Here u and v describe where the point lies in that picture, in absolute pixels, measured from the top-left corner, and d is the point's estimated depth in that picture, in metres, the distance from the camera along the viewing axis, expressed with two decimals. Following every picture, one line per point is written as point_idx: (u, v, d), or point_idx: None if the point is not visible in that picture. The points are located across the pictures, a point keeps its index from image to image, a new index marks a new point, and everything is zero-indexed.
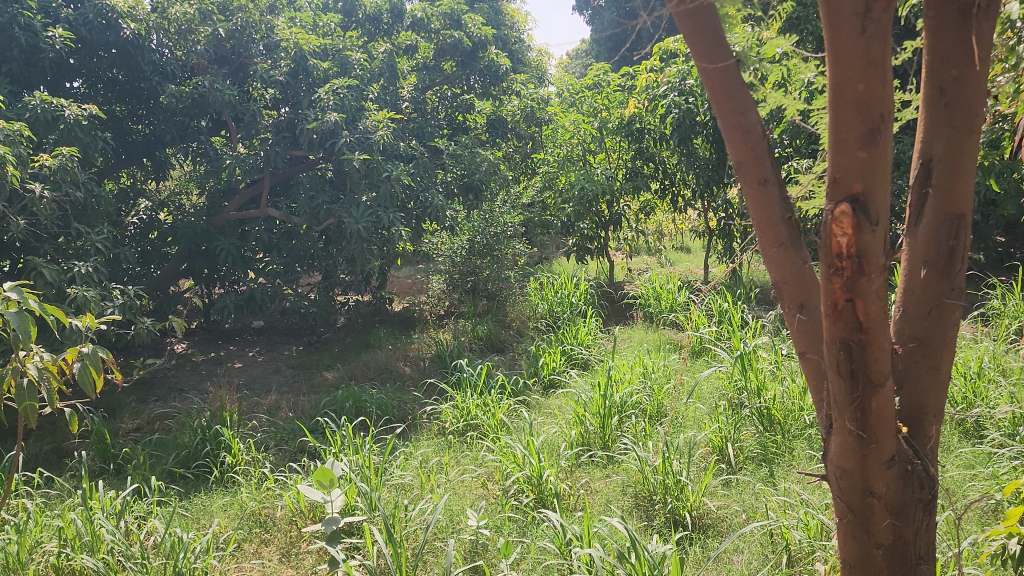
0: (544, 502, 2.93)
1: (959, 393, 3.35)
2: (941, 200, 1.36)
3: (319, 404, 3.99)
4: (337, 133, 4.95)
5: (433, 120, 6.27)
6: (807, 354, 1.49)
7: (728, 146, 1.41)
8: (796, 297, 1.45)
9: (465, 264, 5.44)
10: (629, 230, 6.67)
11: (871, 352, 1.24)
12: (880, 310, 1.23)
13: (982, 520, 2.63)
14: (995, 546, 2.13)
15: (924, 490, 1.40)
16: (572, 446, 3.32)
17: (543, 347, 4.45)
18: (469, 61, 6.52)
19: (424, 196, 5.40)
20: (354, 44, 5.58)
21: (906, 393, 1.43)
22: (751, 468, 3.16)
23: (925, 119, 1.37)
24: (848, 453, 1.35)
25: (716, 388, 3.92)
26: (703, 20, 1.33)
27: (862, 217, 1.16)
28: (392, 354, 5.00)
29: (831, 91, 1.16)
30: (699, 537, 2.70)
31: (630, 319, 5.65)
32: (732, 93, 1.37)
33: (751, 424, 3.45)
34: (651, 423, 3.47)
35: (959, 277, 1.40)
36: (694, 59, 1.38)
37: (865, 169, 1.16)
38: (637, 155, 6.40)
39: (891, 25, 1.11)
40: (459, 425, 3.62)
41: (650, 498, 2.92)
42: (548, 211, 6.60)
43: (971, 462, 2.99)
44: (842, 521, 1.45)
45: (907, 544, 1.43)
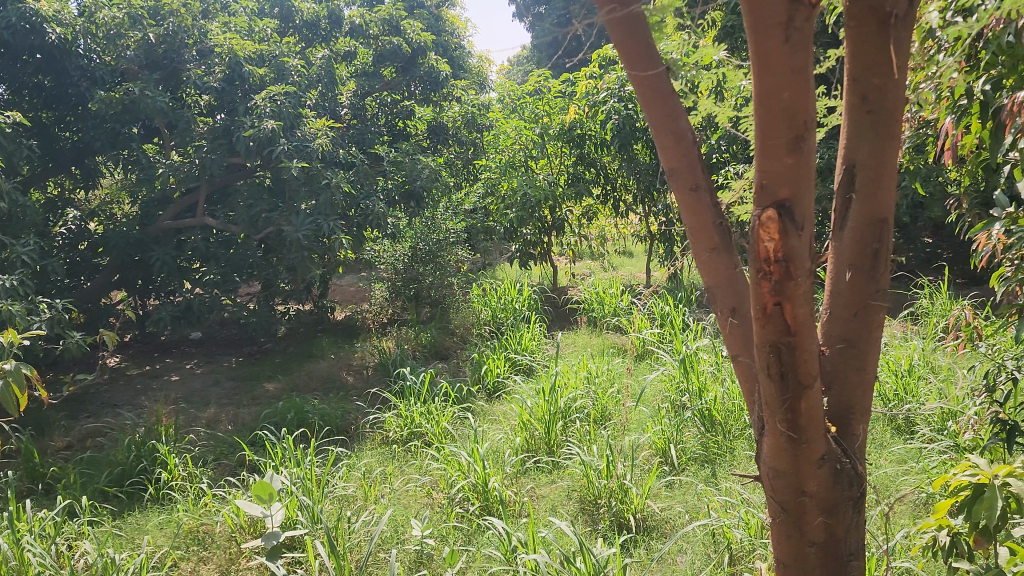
0: (489, 509, 2.93)
1: (891, 390, 3.45)
2: (865, 204, 1.39)
3: (260, 416, 3.91)
4: (275, 140, 4.87)
5: (373, 127, 6.20)
6: (739, 357, 1.51)
7: (660, 153, 1.43)
8: (728, 300, 1.47)
9: (408, 270, 5.40)
10: (572, 235, 6.73)
11: (799, 354, 1.26)
12: (807, 313, 1.25)
13: (914, 512, 2.73)
14: (927, 538, 2.20)
15: (853, 487, 1.44)
16: (517, 452, 3.32)
17: (486, 353, 4.44)
18: (409, 67, 6.55)
19: (366, 203, 5.35)
20: (290, 50, 5.48)
21: (835, 393, 1.46)
22: (693, 469, 3.20)
23: (849, 125, 1.40)
24: (780, 453, 1.37)
25: (659, 391, 3.95)
26: (634, 28, 1.34)
27: (788, 222, 1.18)
28: (335, 363, 4.94)
29: (757, 98, 1.17)
30: (643, 539, 2.74)
31: (574, 323, 5.69)
32: (662, 101, 1.38)
33: (693, 425, 3.50)
34: (595, 427, 3.49)
35: (883, 279, 1.43)
36: (624, 65, 1.38)
37: (791, 175, 1.18)
38: (578, 160, 6.48)
39: (812, 35, 1.14)
40: (403, 434, 3.60)
41: (595, 502, 2.94)
42: (491, 217, 6.60)
43: (904, 457, 3.09)
44: (776, 521, 1.47)
45: (838, 542, 1.45)
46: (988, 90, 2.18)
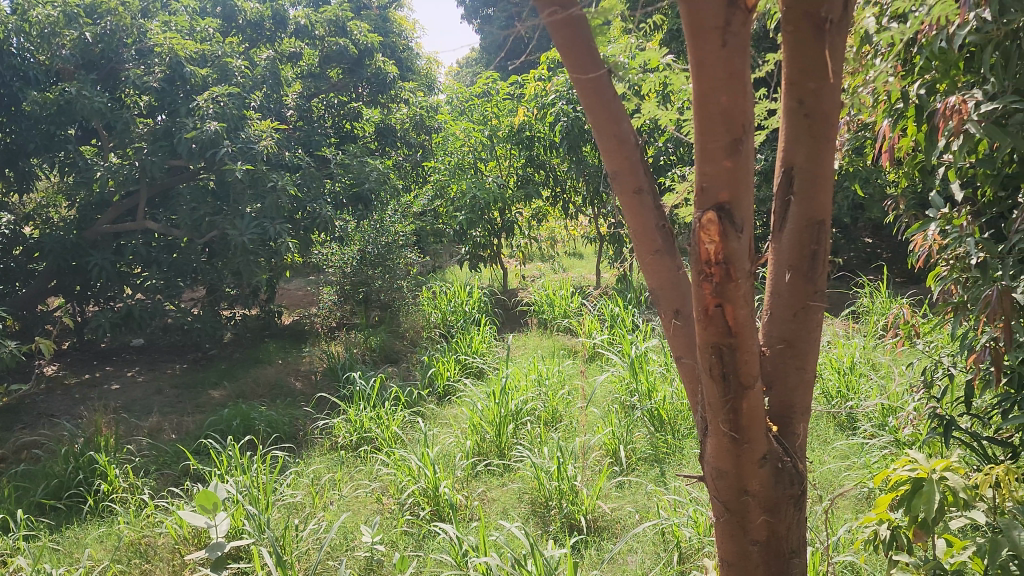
0: (439, 514, 2.92)
1: (834, 387, 3.53)
2: (803, 206, 1.42)
3: (205, 424, 3.82)
4: (218, 143, 4.77)
5: (320, 128, 6.10)
6: (682, 358, 1.52)
7: (603, 156, 1.43)
8: (671, 302, 1.48)
9: (356, 273, 5.35)
10: (522, 237, 6.75)
11: (740, 355, 1.28)
12: (747, 315, 1.27)
13: (856, 507, 2.80)
14: (869, 532, 2.26)
15: (794, 485, 1.46)
16: (468, 456, 3.30)
17: (436, 356, 4.42)
18: (356, 69, 6.47)
19: (313, 207, 5.28)
20: (234, 50, 5.37)
21: (775, 393, 1.48)
22: (643, 469, 3.23)
23: (787, 128, 1.42)
24: (723, 454, 1.38)
25: (610, 392, 3.98)
26: (576, 30, 1.34)
27: (727, 224, 1.20)
28: (282, 369, 4.87)
29: (697, 102, 1.18)
30: (594, 540, 2.75)
31: (525, 326, 5.70)
32: (605, 103, 1.39)
33: (643, 425, 3.53)
34: (546, 429, 3.50)
35: (821, 280, 1.46)
36: (566, 68, 1.38)
37: (730, 177, 1.20)
38: (528, 162, 6.52)
39: (749, 39, 1.15)
40: (352, 439, 3.55)
41: (546, 503, 2.94)
42: (440, 219, 6.57)
43: (846, 453, 3.16)
44: (719, 520, 1.48)
45: (780, 539, 1.47)
46: (924, 94, 2.28)
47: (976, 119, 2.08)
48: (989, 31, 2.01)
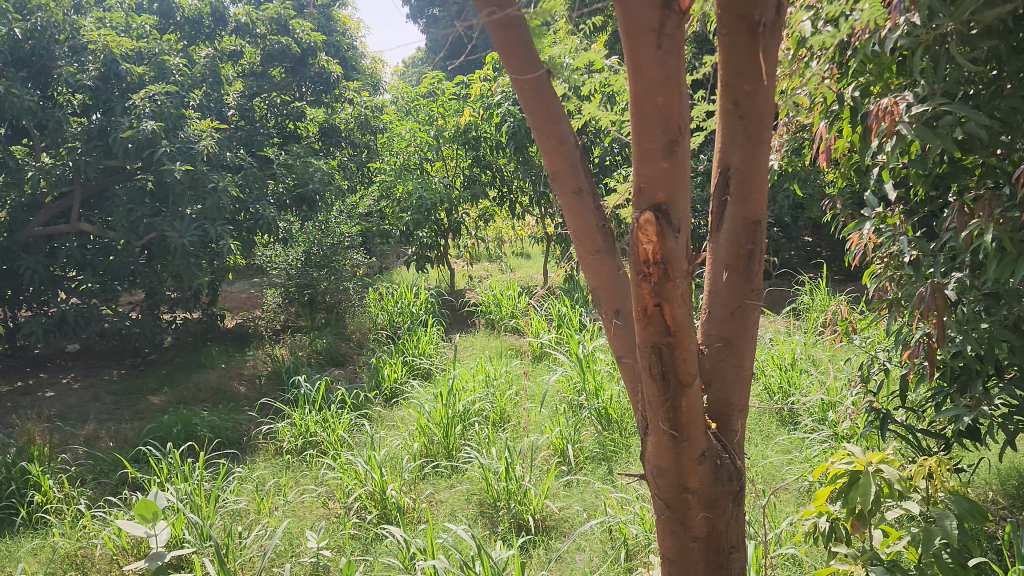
0: (387, 517, 2.90)
1: (776, 383, 3.60)
2: (739, 206, 1.44)
3: (144, 431, 3.73)
4: (156, 142, 4.67)
5: (262, 128, 5.98)
6: (623, 357, 1.52)
7: (543, 156, 1.43)
8: (611, 302, 1.48)
9: (302, 275, 5.28)
10: (469, 237, 6.76)
11: (679, 354, 1.29)
12: (686, 314, 1.28)
13: (798, 500, 2.86)
14: (809, 524, 2.31)
15: (733, 482, 1.48)
16: (415, 458, 3.28)
17: (383, 358, 4.38)
18: (299, 68, 6.37)
19: (255, 208, 5.18)
20: (171, 48, 5.23)
21: (714, 390, 1.50)
22: (590, 468, 3.25)
23: (723, 130, 1.44)
24: (663, 452, 1.40)
25: (558, 391, 4.00)
26: (515, 31, 1.34)
27: (664, 224, 1.21)
28: (225, 373, 4.78)
29: (634, 104, 1.19)
30: (543, 539, 2.76)
31: (472, 326, 5.70)
32: (544, 104, 1.39)
33: (590, 424, 3.55)
34: (494, 430, 3.49)
35: (757, 279, 1.48)
36: (505, 68, 1.39)
37: (667, 178, 1.21)
38: (474, 162, 6.52)
39: (683, 41, 1.17)
40: (297, 443, 3.50)
41: (494, 504, 2.94)
42: (387, 220, 6.53)
43: (788, 448, 3.23)
44: (660, 517, 1.50)
45: (720, 535, 1.49)
46: (858, 96, 2.34)
47: (907, 121, 2.13)
48: (919, 35, 2.06)
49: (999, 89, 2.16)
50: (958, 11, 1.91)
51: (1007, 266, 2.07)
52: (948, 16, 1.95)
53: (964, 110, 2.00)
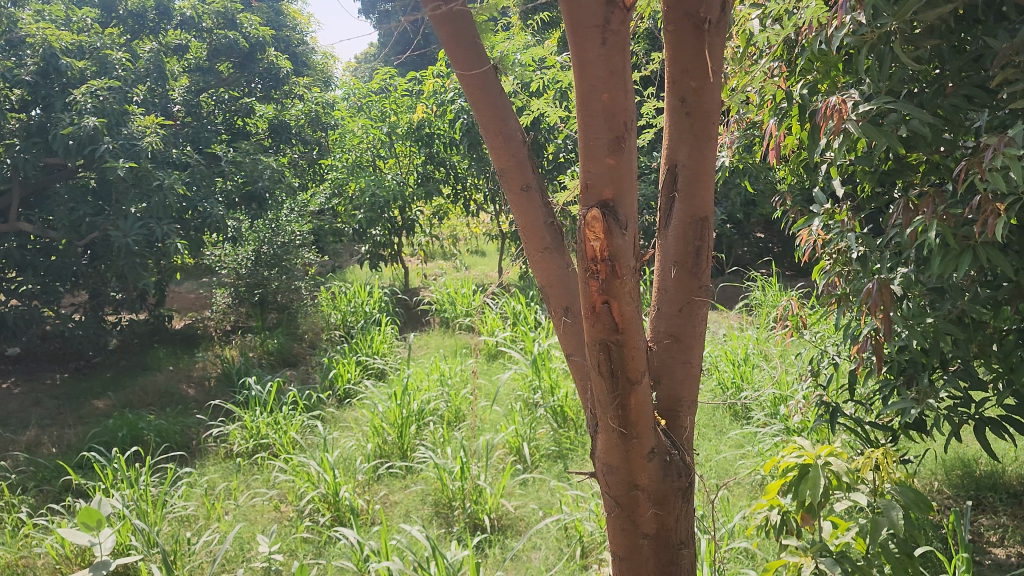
0: (340, 520, 2.86)
1: (729, 378, 3.64)
2: (687, 202, 1.44)
3: (88, 436, 3.63)
4: (97, 139, 4.54)
5: (210, 124, 5.84)
6: (572, 355, 1.51)
7: (490, 153, 1.42)
8: (560, 300, 1.46)
9: (251, 275, 5.20)
10: (423, 235, 6.83)
11: (628, 351, 1.28)
12: (634, 311, 1.27)
13: (750, 494, 2.89)
14: (761, 517, 2.33)
15: (682, 478, 1.48)
16: (369, 459, 3.24)
17: (336, 359, 4.32)
18: (247, 63, 6.25)
19: (203, 206, 5.05)
20: (114, 42, 5.10)
21: (664, 387, 1.50)
22: (546, 466, 3.25)
23: (671, 126, 1.44)
24: (613, 449, 1.39)
25: (513, 389, 3.98)
26: (461, 25, 1.32)
27: (611, 220, 1.19)
28: (173, 375, 4.68)
29: (579, 100, 1.18)
30: (498, 538, 2.74)
31: (427, 324, 5.67)
32: (491, 100, 1.38)
33: (545, 422, 3.54)
34: (449, 429, 3.46)
35: (705, 276, 1.48)
36: (451, 64, 1.36)
37: (613, 175, 1.20)
38: (427, 159, 6.49)
39: (628, 37, 1.16)
40: (248, 446, 3.43)
41: (450, 504, 2.92)
42: (339, 218, 6.46)
43: (741, 442, 3.27)
44: (610, 514, 1.50)
45: (670, 531, 1.49)
46: (806, 94, 2.35)
47: (853, 118, 2.15)
48: (864, 33, 2.08)
49: (942, 87, 2.19)
50: (901, 10, 1.93)
51: (951, 260, 2.11)
52: (892, 16, 1.97)
53: (908, 108, 2.03)
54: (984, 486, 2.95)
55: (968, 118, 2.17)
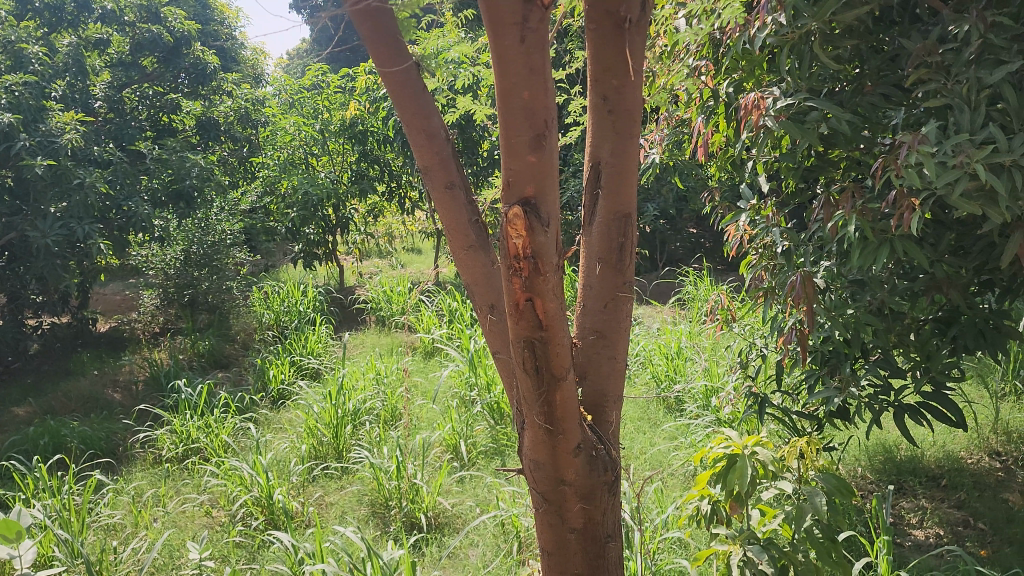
0: (274, 523, 2.81)
1: (663, 371, 3.70)
2: (611, 200, 1.46)
3: (7, 445, 3.50)
4: (12, 137, 4.36)
5: (134, 121, 5.65)
6: (499, 352, 1.51)
7: (414, 151, 1.41)
8: (486, 297, 1.46)
9: (180, 275, 5.11)
10: (357, 233, 6.80)
11: (552, 348, 1.30)
12: (558, 308, 1.28)
13: (683, 484, 2.94)
14: (692, 507, 2.38)
15: (608, 472, 1.50)
16: (304, 460, 3.20)
17: (269, 359, 4.25)
18: (173, 58, 6.03)
19: (128, 206, 4.89)
20: (30, 35, 4.91)
21: (590, 383, 1.52)
22: (484, 462, 3.26)
23: (593, 124, 1.45)
24: (540, 446, 1.40)
25: (450, 387, 3.97)
26: (379, 21, 1.31)
27: (533, 218, 1.20)
28: (98, 380, 4.54)
29: (499, 98, 1.18)
30: (435, 537, 2.74)
31: (362, 323, 5.62)
32: (414, 97, 1.37)
33: (483, 418, 3.54)
34: (385, 428, 3.44)
35: (628, 272, 1.50)
36: (373, 60, 1.35)
37: (534, 172, 1.20)
38: (361, 157, 6.43)
39: (547, 36, 1.17)
40: (178, 451, 3.36)
41: (386, 504, 2.90)
42: (271, 217, 6.37)
43: (674, 434, 3.33)
44: (539, 510, 1.51)
45: (597, 525, 1.51)
46: (732, 92, 2.42)
47: (777, 117, 2.21)
48: (785, 34, 2.14)
49: (861, 85, 2.26)
50: (821, 11, 1.99)
51: (870, 253, 2.18)
52: (812, 16, 2.03)
53: (828, 106, 2.09)
54: (904, 470, 3.07)
55: (886, 116, 2.24)
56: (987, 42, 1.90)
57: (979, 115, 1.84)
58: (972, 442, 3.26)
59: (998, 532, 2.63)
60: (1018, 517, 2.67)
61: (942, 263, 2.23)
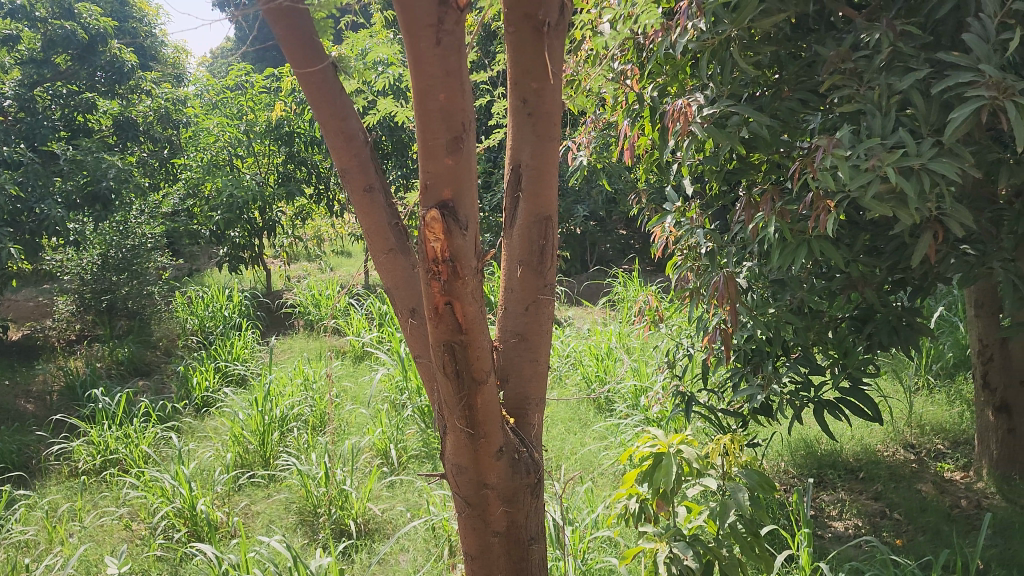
0: (198, 535, 2.73)
1: (593, 372, 3.75)
2: (531, 202, 1.46)
3: None
4: None
5: (47, 121, 5.38)
6: (420, 356, 1.50)
7: (331, 154, 1.39)
8: (406, 301, 1.45)
9: (97, 281, 4.96)
10: (285, 236, 6.68)
11: (471, 352, 1.29)
12: (477, 311, 1.28)
13: (613, 483, 2.97)
14: (621, 506, 2.39)
15: (530, 475, 1.50)
16: (229, 469, 3.13)
17: (193, 366, 4.13)
18: (87, 56, 5.82)
19: (40, 209, 4.69)
20: None
21: (511, 386, 1.52)
22: (414, 466, 3.24)
23: (513, 127, 1.45)
24: (461, 450, 1.39)
25: (380, 391, 3.94)
26: (294, 20, 1.28)
27: (451, 221, 1.19)
28: (8, 391, 4.34)
29: (416, 101, 1.17)
30: (365, 543, 2.71)
31: (290, 328, 5.53)
32: (331, 99, 1.35)
33: (414, 422, 3.51)
34: (314, 434, 3.38)
35: (548, 275, 1.51)
36: (288, 61, 1.33)
37: (452, 175, 1.19)
38: (288, 158, 6.37)
39: (464, 38, 1.16)
40: (95, 463, 3.24)
41: (315, 511, 2.86)
42: (195, 220, 6.20)
43: (605, 434, 3.36)
44: (462, 515, 1.50)
45: (520, 528, 1.51)
46: (656, 96, 2.45)
47: (699, 121, 2.24)
48: (706, 39, 2.17)
49: (779, 90, 2.31)
50: (739, 18, 2.02)
51: (789, 253, 2.23)
52: (731, 22, 2.06)
53: (747, 110, 2.13)
54: (824, 464, 3.16)
55: (804, 120, 2.30)
56: (897, 49, 1.96)
57: (890, 120, 1.90)
58: (888, 435, 3.38)
59: (913, 521, 2.73)
60: (931, 506, 2.77)
61: (857, 263, 2.30)
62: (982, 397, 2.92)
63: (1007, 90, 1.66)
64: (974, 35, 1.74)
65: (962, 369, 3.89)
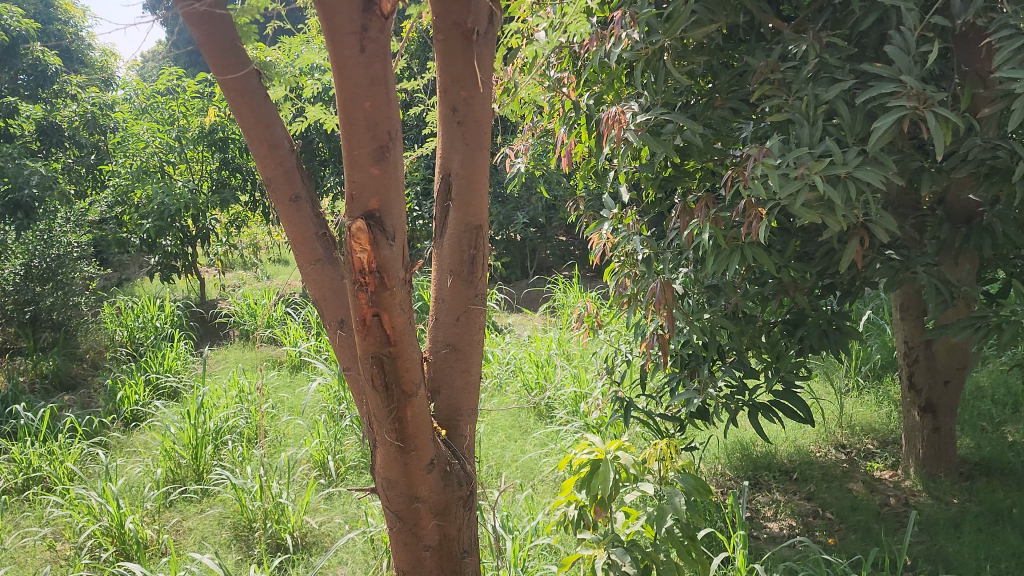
0: (126, 553, 2.64)
1: (533, 379, 3.76)
2: (461, 212, 1.45)
3: None
4: None
5: None
6: (349, 369, 1.48)
7: (256, 162, 1.35)
8: (334, 313, 1.42)
9: (20, 290, 4.73)
10: (220, 244, 6.55)
11: (400, 364, 1.27)
12: (406, 322, 1.26)
13: (552, 490, 2.97)
14: (560, 513, 2.39)
15: (462, 487, 1.49)
16: (160, 485, 3.04)
17: (122, 379, 4.01)
18: (8, 58, 5.69)
19: None
20: None
21: (443, 398, 1.51)
22: (353, 478, 3.20)
23: (442, 136, 1.44)
24: (391, 464, 1.38)
25: (318, 401, 3.88)
26: (215, 26, 1.25)
27: (377, 232, 1.17)
28: None
29: (341, 109, 1.14)
30: (301, 557, 2.65)
31: (225, 339, 5.42)
32: (255, 107, 1.32)
33: (352, 432, 3.46)
34: (249, 447, 3.31)
35: (480, 284, 1.50)
36: (209, 67, 1.29)
37: (378, 185, 1.17)
38: (221, 165, 6.30)
39: (389, 45, 1.13)
40: (17, 482, 3.12)
41: (249, 526, 2.80)
42: (124, 227, 6.03)
43: (544, 441, 3.37)
44: (393, 529, 1.48)
45: (452, 541, 1.50)
46: (592, 104, 2.46)
47: (633, 129, 2.25)
48: (640, 48, 2.19)
49: (712, 99, 2.35)
50: (672, 27, 2.04)
51: (723, 259, 2.26)
52: (665, 32, 2.08)
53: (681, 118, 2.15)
54: (759, 466, 3.22)
55: (735, 129, 2.34)
56: (823, 60, 2.01)
57: (817, 129, 1.94)
58: (820, 436, 3.46)
59: (844, 520, 2.79)
60: (862, 505, 2.85)
61: (788, 269, 2.34)
62: (909, 398, 3.01)
63: (927, 101, 1.72)
64: (895, 47, 1.79)
65: (889, 371, 4.01)
